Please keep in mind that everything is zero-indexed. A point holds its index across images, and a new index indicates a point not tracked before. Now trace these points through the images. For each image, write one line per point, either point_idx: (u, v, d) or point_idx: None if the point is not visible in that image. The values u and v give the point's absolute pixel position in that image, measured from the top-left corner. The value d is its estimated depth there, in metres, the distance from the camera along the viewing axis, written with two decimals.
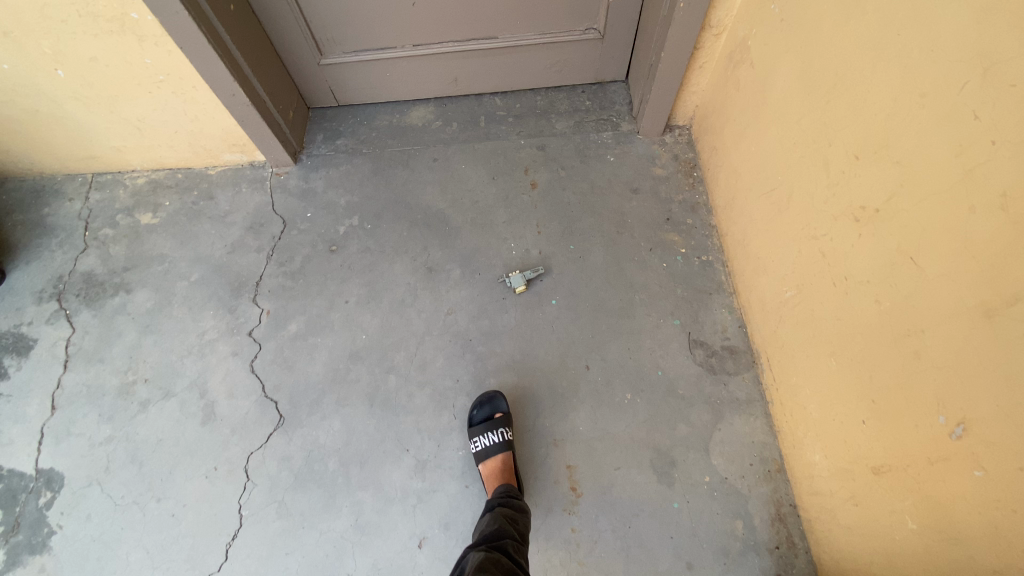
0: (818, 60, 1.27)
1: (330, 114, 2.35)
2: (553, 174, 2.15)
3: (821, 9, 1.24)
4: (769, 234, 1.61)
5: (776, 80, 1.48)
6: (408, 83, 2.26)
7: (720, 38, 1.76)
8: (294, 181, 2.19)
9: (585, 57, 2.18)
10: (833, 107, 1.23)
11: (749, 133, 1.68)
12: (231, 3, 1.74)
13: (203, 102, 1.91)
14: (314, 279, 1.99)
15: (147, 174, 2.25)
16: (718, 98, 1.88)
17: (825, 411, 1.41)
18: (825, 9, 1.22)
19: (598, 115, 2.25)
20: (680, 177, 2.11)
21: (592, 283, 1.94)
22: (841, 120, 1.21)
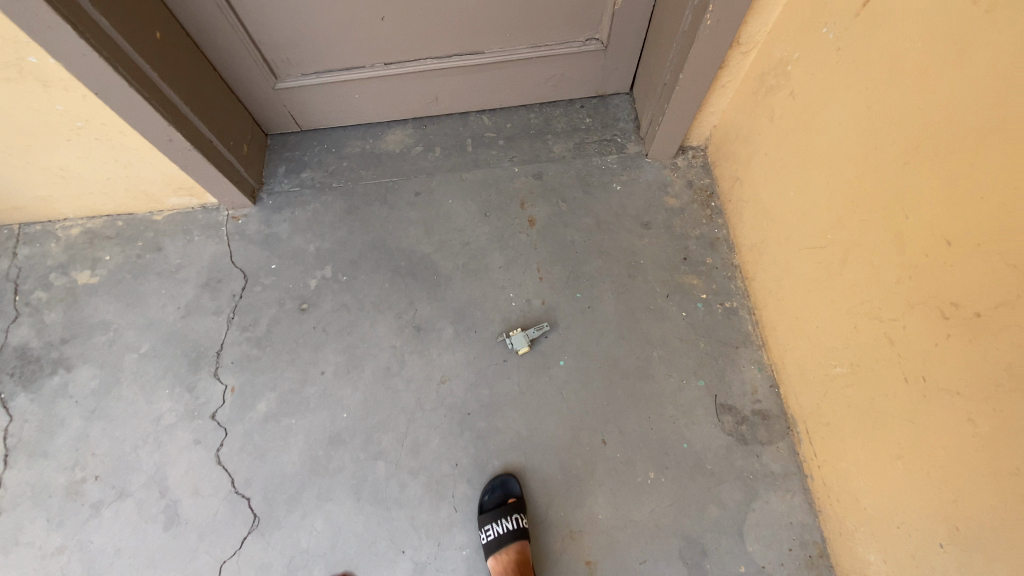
0: (897, 114, 1.04)
1: (292, 142, 2.04)
2: (553, 207, 1.87)
3: (905, 51, 0.99)
4: (810, 298, 1.40)
5: (828, 122, 1.24)
6: (381, 104, 1.94)
7: (749, 56, 1.49)
8: (255, 226, 1.90)
9: (585, 69, 1.88)
10: (917, 177, 1.01)
11: (785, 178, 1.45)
12: (157, 29, 1.43)
13: (135, 147, 1.60)
14: (284, 346, 1.72)
15: (82, 222, 1.93)
16: (744, 122, 1.62)
17: (886, 513, 1.23)
18: (912, 52, 0.98)
19: (601, 135, 1.97)
20: (696, 207, 1.86)
21: (604, 339, 1.70)
22: (928, 195, 0.99)
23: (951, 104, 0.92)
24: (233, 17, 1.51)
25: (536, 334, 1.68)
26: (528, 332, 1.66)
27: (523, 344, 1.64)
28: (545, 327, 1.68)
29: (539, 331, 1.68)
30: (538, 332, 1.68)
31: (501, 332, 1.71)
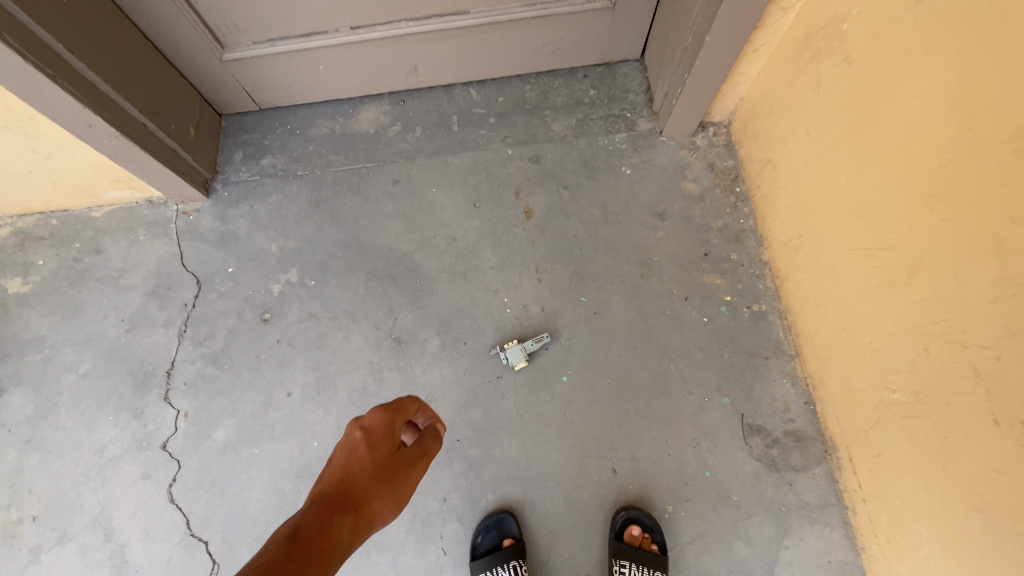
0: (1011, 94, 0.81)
1: (250, 123, 1.76)
2: (553, 196, 1.62)
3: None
4: (869, 308, 1.17)
5: (902, 99, 1.00)
6: (351, 76, 1.66)
7: (791, 12, 1.22)
8: (208, 223, 1.65)
9: (589, 32, 1.60)
10: None
11: (839, 160, 1.20)
12: None
13: (51, 134, 1.34)
14: (244, 363, 1.49)
15: (10, 221, 1.67)
16: (782, 92, 1.35)
17: (952, 566, 1.06)
18: None
19: (607, 110, 1.70)
20: (719, 194, 1.61)
21: (614, 350, 1.47)
22: None
23: None
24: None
25: (535, 346, 1.45)
26: (526, 345, 1.43)
27: (520, 360, 1.41)
28: (545, 339, 1.44)
29: (539, 343, 1.44)
30: (537, 345, 1.44)
31: (495, 344, 1.48)
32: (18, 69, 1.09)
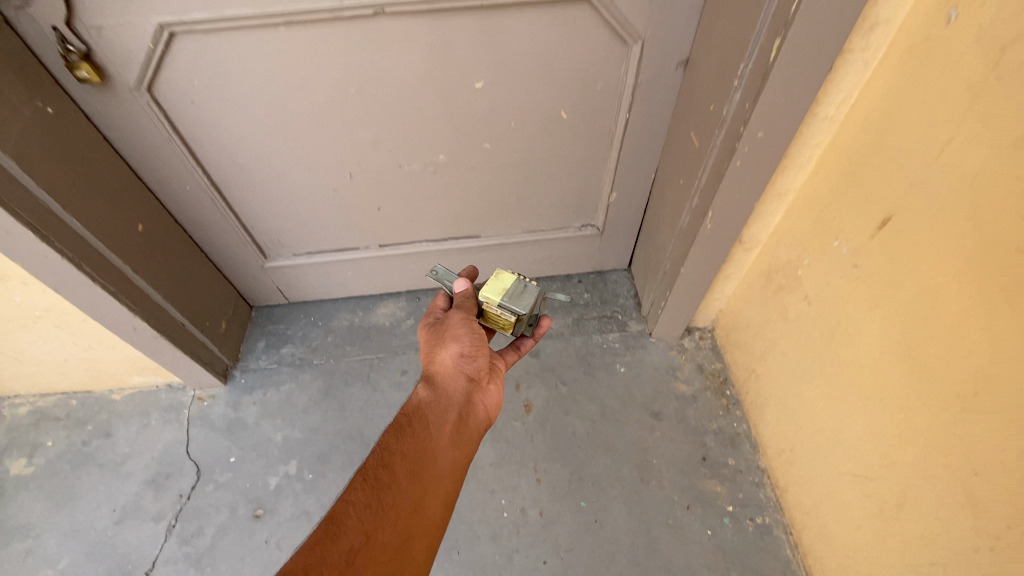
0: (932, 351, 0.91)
1: (277, 314, 1.93)
2: (552, 392, 1.70)
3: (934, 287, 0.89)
4: (906, 321, 0.96)
5: (853, 339, 1.11)
6: (374, 279, 1.87)
7: (753, 252, 1.43)
8: (220, 410, 1.72)
9: (581, 250, 1.87)
10: (976, 433, 0.85)
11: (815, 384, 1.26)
12: (142, 222, 1.38)
13: (96, 334, 1.49)
14: (228, 566, 1.44)
15: (33, 400, 1.79)
16: (756, 312, 1.49)
17: None
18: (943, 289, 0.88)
19: (600, 312, 1.89)
20: (710, 396, 1.68)
21: (615, 565, 1.41)
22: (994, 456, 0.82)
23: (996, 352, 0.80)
24: (215, 193, 1.44)
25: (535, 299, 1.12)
26: (448, 278, 1.18)
27: (520, 307, 1.05)
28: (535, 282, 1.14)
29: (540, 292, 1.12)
30: (501, 274, 1.13)
31: (489, 556, 1.44)
32: (76, 278, 1.22)
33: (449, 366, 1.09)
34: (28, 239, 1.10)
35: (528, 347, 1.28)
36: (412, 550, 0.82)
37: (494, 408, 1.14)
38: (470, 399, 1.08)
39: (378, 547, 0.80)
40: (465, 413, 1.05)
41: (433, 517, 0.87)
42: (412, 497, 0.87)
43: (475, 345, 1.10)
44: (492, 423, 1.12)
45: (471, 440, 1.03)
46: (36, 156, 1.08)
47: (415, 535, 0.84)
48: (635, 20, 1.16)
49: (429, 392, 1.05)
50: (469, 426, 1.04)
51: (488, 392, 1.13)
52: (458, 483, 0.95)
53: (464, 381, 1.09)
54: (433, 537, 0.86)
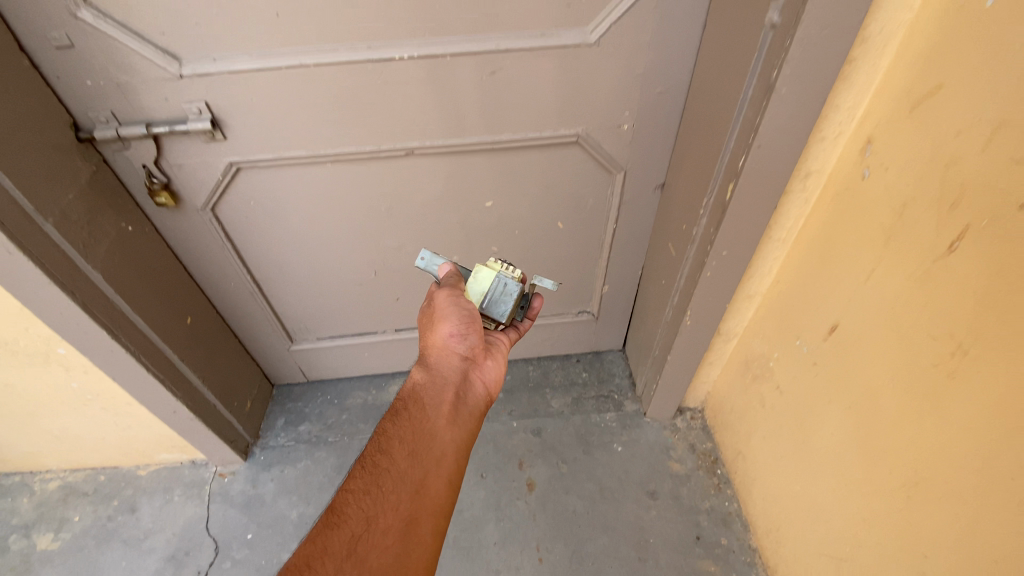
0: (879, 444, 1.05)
1: (296, 391, 2.08)
2: (553, 470, 1.81)
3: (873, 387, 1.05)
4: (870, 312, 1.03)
5: (818, 427, 1.24)
6: (388, 359, 2.03)
7: (732, 342, 1.59)
8: (239, 486, 1.82)
9: (578, 334, 2.04)
10: (919, 519, 0.97)
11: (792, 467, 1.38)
12: (190, 315, 1.57)
13: (136, 415, 1.63)
14: None
15: (63, 475, 1.90)
16: (738, 397, 1.63)
17: None
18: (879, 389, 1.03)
19: (597, 391, 2.03)
20: (702, 475, 1.78)
21: None
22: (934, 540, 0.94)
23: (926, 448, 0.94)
24: (256, 289, 1.65)
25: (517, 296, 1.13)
26: (438, 264, 1.19)
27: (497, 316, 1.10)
28: (517, 277, 1.12)
29: (521, 290, 1.12)
30: (482, 272, 1.12)
31: None
32: (133, 369, 1.38)
33: (441, 347, 1.13)
34: (101, 338, 1.28)
35: (528, 325, 1.33)
36: (415, 529, 0.86)
37: (494, 382, 1.19)
38: (466, 378, 1.13)
39: (380, 532, 0.84)
40: (462, 392, 1.10)
41: (436, 497, 0.92)
42: (411, 480, 0.92)
43: (465, 327, 1.11)
44: (493, 396, 1.18)
45: (470, 418, 1.07)
46: (115, 267, 1.28)
47: (418, 517, 0.88)
48: (617, 154, 1.41)
49: (424, 375, 1.10)
50: (467, 405, 1.09)
51: (486, 368, 1.18)
52: (459, 461, 0.99)
53: (459, 361, 1.13)
54: (438, 516, 0.90)
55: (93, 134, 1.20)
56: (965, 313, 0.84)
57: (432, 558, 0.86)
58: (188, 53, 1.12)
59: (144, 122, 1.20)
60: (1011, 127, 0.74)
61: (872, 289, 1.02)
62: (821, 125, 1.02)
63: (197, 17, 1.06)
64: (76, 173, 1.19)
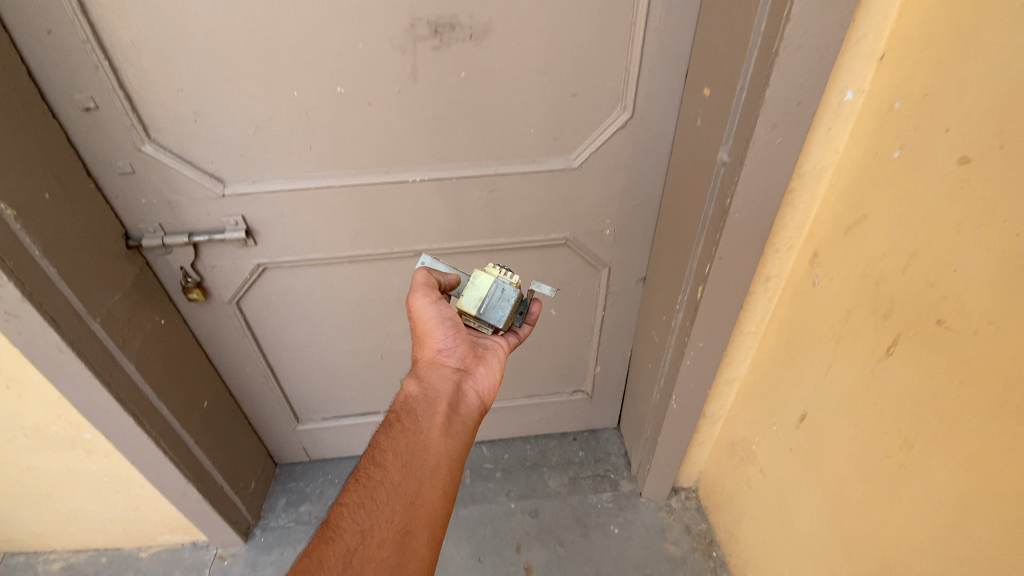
0: (853, 529, 1.12)
1: (299, 470, 2.13)
2: (550, 552, 1.83)
3: (841, 474, 1.13)
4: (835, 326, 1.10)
5: (799, 511, 1.31)
6: None
7: (717, 423, 1.67)
8: (239, 569, 1.84)
9: (574, 412, 2.12)
10: None
11: (781, 551, 1.41)
12: (206, 399, 1.66)
13: (147, 496, 1.69)
14: None
15: (65, 556, 1.91)
16: (727, 477, 1.69)
17: None
18: (847, 477, 1.12)
19: (593, 470, 2.08)
20: (698, 557, 1.80)
21: None
22: None
23: (891, 534, 1.02)
24: (270, 373, 1.76)
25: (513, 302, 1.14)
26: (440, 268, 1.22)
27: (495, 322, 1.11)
28: (515, 283, 1.14)
29: (519, 296, 1.14)
30: (481, 277, 1.13)
31: None
32: (152, 453, 1.47)
33: (431, 361, 1.19)
34: (127, 424, 1.38)
35: (528, 331, 1.34)
36: (409, 540, 0.92)
37: (490, 390, 1.22)
38: (458, 389, 1.17)
39: (375, 545, 0.89)
40: (455, 403, 1.15)
41: (428, 507, 0.97)
42: (404, 493, 0.97)
43: (451, 339, 1.19)
44: (489, 404, 1.21)
45: (463, 428, 1.12)
46: (147, 358, 1.41)
47: (412, 528, 0.93)
48: (601, 253, 1.58)
49: (416, 387, 1.15)
50: (460, 415, 1.14)
51: (479, 376, 1.21)
52: (453, 473, 1.04)
53: (450, 372, 1.18)
54: (431, 526, 0.96)
55: (141, 242, 1.36)
56: (904, 410, 0.95)
57: (427, 567, 0.92)
58: (231, 176, 1.31)
59: (187, 231, 1.38)
60: (918, 256, 0.88)
61: (829, 382, 1.13)
62: (773, 239, 1.18)
63: (242, 149, 1.26)
64: (123, 275, 1.35)
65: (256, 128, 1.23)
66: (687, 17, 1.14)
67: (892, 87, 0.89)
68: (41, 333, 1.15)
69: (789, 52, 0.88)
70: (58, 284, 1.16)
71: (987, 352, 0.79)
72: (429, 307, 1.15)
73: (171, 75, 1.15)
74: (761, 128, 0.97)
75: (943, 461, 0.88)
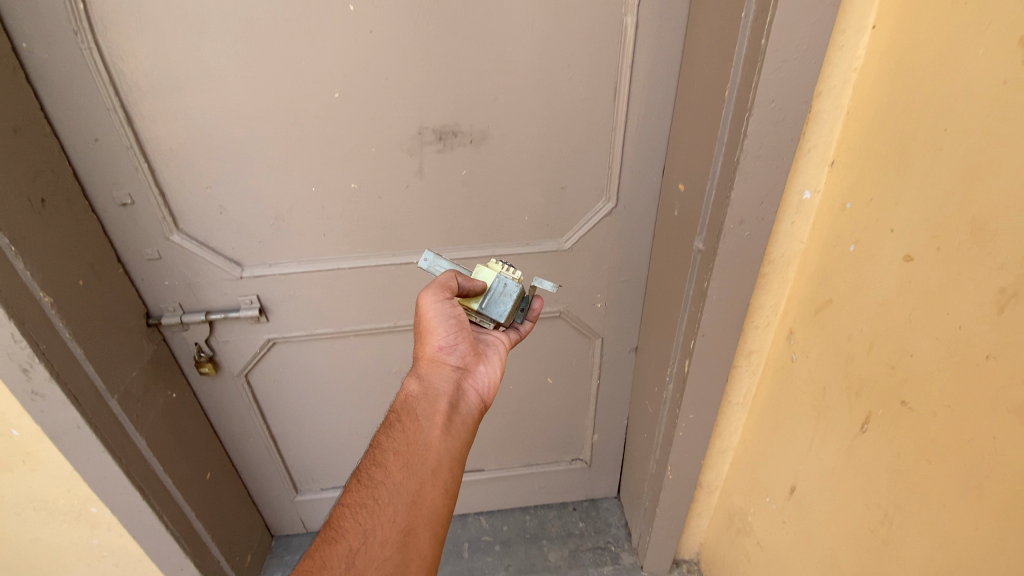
0: None
1: (296, 542, 2.11)
2: None
3: (832, 550, 1.15)
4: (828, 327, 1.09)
5: None
6: None
7: (714, 493, 1.69)
8: None
9: (573, 481, 2.13)
10: None
11: None
12: (209, 470, 1.69)
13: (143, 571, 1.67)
14: None
15: None
16: (727, 550, 1.68)
17: None
18: (837, 552, 1.14)
19: (594, 541, 2.05)
20: None
21: None
22: None
23: None
24: (272, 443, 1.80)
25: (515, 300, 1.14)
26: (441, 265, 1.14)
27: (496, 317, 1.11)
28: (517, 279, 1.14)
29: (521, 293, 1.14)
30: (483, 273, 1.15)
31: None
32: (154, 528, 1.48)
33: (431, 359, 1.13)
34: (133, 499, 1.41)
35: (529, 327, 1.33)
36: (413, 539, 0.89)
37: (490, 388, 1.20)
38: (459, 387, 1.14)
39: (378, 545, 0.86)
40: (455, 402, 1.11)
41: (431, 506, 0.94)
42: (406, 490, 0.93)
43: (453, 336, 1.13)
44: (489, 402, 1.19)
45: (464, 427, 1.08)
46: (157, 431, 1.45)
47: (414, 528, 0.90)
48: (594, 325, 1.66)
49: (416, 386, 1.10)
50: (461, 414, 1.10)
51: (478, 375, 1.19)
52: (456, 470, 1.00)
53: (450, 371, 1.14)
54: (434, 525, 0.93)
55: (160, 320, 1.45)
56: (881, 485, 0.99)
57: (431, 567, 0.89)
58: (249, 259, 1.42)
59: (204, 310, 1.48)
60: (880, 341, 0.95)
61: (813, 455, 1.18)
62: (751, 317, 1.27)
63: (260, 236, 1.38)
64: (141, 352, 1.42)
65: (275, 218, 1.36)
66: (662, 121, 1.29)
67: (844, 190, 1.00)
68: (64, 411, 1.21)
69: (749, 162, 1.01)
70: (83, 365, 1.23)
71: (947, 434, 0.85)
72: (435, 304, 1.08)
73: (202, 174, 1.28)
74: (731, 224, 1.09)
75: (921, 539, 0.92)
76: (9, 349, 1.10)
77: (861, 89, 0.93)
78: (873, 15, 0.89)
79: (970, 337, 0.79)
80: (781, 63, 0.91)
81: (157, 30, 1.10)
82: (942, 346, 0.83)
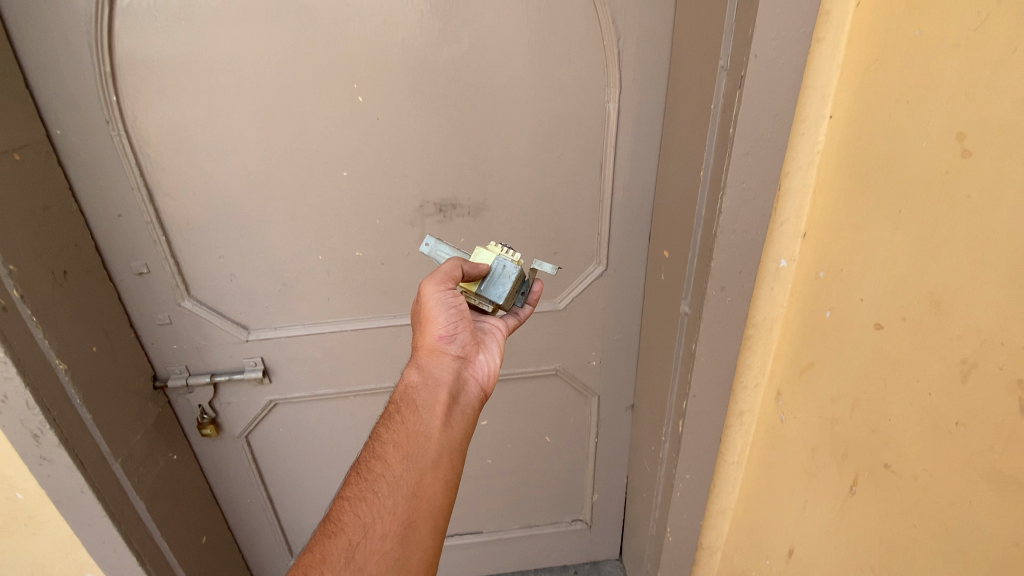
0: None
1: None
2: None
3: None
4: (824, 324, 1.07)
5: None
6: None
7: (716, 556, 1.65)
8: None
9: (574, 542, 2.08)
10: None
11: None
12: (205, 533, 1.67)
13: None
14: None
15: None
16: None
17: None
18: None
19: None
20: None
21: None
22: None
23: None
24: (269, 505, 1.79)
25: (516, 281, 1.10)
26: (441, 251, 1.12)
27: (496, 297, 1.07)
28: (518, 262, 1.10)
29: (520, 275, 1.10)
30: (483, 255, 1.12)
31: None
32: None
33: (432, 348, 1.10)
34: (128, 564, 1.40)
35: (529, 312, 1.27)
36: (412, 532, 0.88)
37: (491, 377, 1.17)
38: (460, 377, 1.10)
39: (378, 539, 0.85)
40: (456, 393, 1.08)
41: (432, 498, 0.92)
42: (406, 484, 0.91)
43: (454, 324, 1.10)
44: (490, 392, 1.16)
45: (465, 417, 1.06)
46: (157, 494, 1.46)
47: (415, 521, 0.89)
48: (590, 383, 1.69)
49: (416, 377, 1.07)
50: (461, 405, 1.07)
51: (479, 363, 1.15)
52: (456, 463, 0.98)
53: (451, 361, 1.10)
54: (435, 518, 0.91)
55: (167, 382, 1.49)
56: (873, 548, 1.00)
57: (432, 560, 0.88)
58: (256, 323, 1.48)
59: (209, 372, 1.52)
60: (860, 404, 0.99)
61: (808, 517, 1.18)
62: (740, 377, 1.31)
63: (268, 300, 1.45)
64: (146, 415, 1.45)
65: (282, 284, 1.43)
66: (646, 193, 1.38)
67: (816, 260, 1.07)
68: (68, 474, 1.24)
69: (725, 235, 1.09)
70: (90, 430, 1.26)
71: (928, 498, 0.87)
72: (435, 293, 1.05)
73: (216, 244, 1.36)
74: (713, 290, 1.15)
75: None
76: (22, 416, 1.15)
77: (823, 169, 1.02)
78: (830, 105, 0.98)
79: (939, 404, 0.83)
80: (748, 150, 1.00)
81: (182, 117, 1.21)
82: (915, 411, 0.87)
